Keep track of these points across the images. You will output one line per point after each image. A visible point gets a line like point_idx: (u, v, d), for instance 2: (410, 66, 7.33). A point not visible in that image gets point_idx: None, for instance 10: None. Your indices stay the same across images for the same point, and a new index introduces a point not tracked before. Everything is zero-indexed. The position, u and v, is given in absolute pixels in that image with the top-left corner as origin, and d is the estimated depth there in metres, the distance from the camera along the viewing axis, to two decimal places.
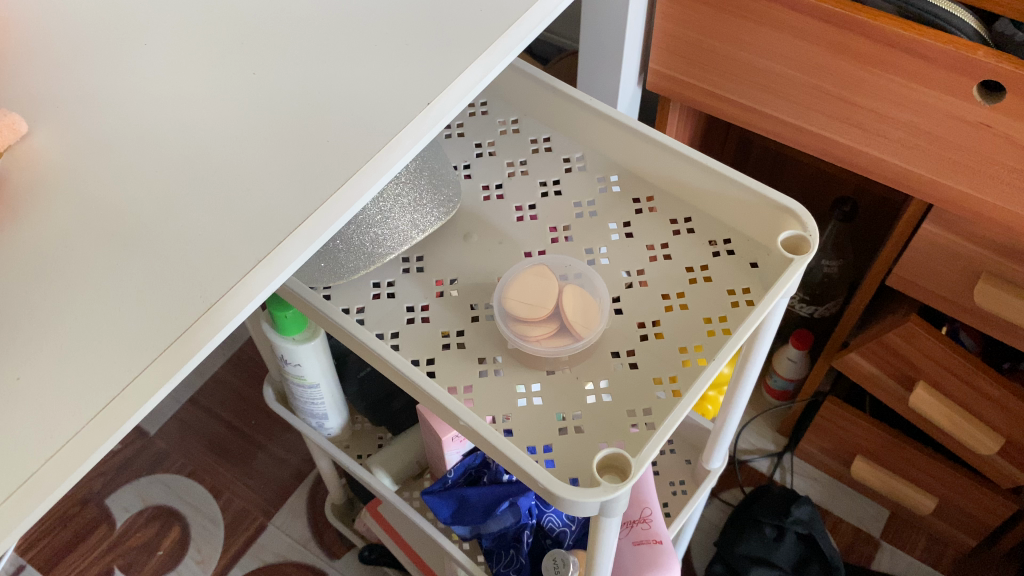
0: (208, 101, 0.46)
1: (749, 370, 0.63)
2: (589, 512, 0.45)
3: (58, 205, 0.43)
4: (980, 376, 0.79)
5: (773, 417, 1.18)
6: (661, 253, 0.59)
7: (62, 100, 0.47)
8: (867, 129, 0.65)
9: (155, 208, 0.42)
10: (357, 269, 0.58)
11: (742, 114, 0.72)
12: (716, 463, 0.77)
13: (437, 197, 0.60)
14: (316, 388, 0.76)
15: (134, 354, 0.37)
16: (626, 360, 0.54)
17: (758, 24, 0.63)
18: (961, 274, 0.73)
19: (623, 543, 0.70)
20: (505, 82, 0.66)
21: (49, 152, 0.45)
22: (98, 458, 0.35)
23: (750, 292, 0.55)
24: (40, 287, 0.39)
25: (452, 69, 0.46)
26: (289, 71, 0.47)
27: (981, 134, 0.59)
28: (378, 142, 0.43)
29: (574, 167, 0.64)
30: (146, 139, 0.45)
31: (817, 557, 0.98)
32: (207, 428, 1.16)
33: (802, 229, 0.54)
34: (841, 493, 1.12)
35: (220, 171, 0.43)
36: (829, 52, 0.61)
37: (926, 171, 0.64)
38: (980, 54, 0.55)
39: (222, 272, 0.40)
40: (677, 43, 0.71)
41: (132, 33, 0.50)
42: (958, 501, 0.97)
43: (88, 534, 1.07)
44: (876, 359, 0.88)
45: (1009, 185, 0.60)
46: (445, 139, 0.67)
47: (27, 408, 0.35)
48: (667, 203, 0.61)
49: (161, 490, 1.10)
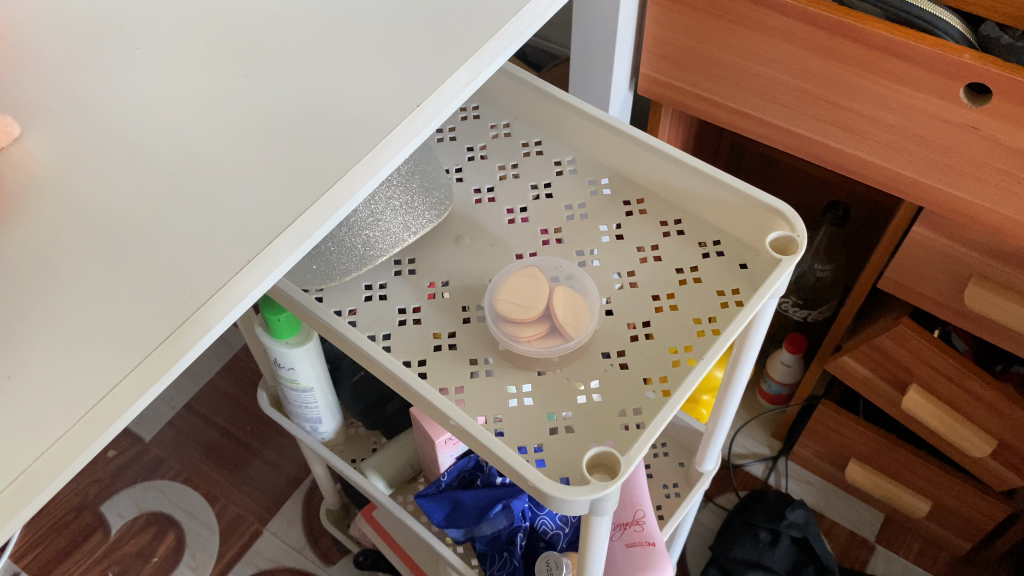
0: (199, 104, 0.47)
1: (740, 372, 0.63)
2: (579, 512, 0.45)
3: (49, 207, 0.43)
4: (971, 378, 0.79)
5: (768, 421, 1.18)
6: (651, 255, 0.59)
7: (54, 103, 0.47)
8: (855, 132, 0.65)
9: (147, 210, 0.42)
10: (348, 271, 0.58)
11: (732, 117, 0.73)
12: (709, 465, 0.78)
13: (429, 200, 0.61)
14: (309, 393, 0.76)
15: (125, 353, 0.37)
16: (617, 360, 0.55)
17: (746, 29, 0.64)
18: (952, 276, 0.73)
19: (616, 545, 0.70)
20: (496, 86, 0.67)
21: (41, 154, 0.45)
22: (88, 456, 0.35)
23: (739, 293, 0.56)
24: (28, 287, 0.39)
25: (441, 72, 0.47)
26: (279, 74, 0.47)
27: (968, 136, 0.59)
28: (367, 144, 0.44)
29: (566, 170, 0.64)
30: (137, 141, 0.45)
31: (812, 561, 0.99)
32: (202, 434, 1.16)
33: (791, 230, 0.54)
34: (835, 497, 1.12)
35: (211, 173, 0.44)
36: (817, 56, 0.62)
37: (915, 174, 0.65)
38: (966, 56, 0.55)
39: (212, 272, 0.40)
40: (666, 48, 0.71)
41: (125, 37, 0.51)
42: (952, 504, 0.97)
43: (82, 541, 1.06)
44: (868, 362, 0.88)
45: (998, 186, 0.61)
46: (437, 143, 0.67)
47: (19, 406, 0.36)
48: (657, 206, 0.61)
49: (156, 497, 1.10)
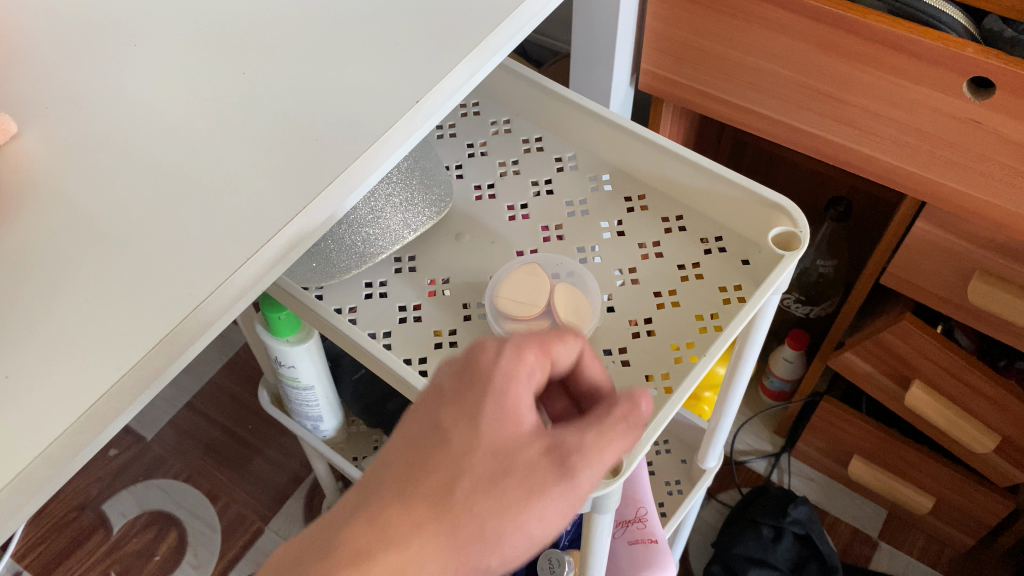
0: (196, 101, 0.46)
1: (742, 368, 0.63)
2: (582, 509, 0.45)
3: (46, 205, 0.42)
4: (974, 374, 0.79)
5: (770, 417, 1.18)
6: (653, 252, 0.59)
7: (51, 100, 0.47)
8: (858, 127, 0.65)
9: (145, 208, 0.42)
10: (349, 268, 0.58)
11: (734, 113, 0.72)
12: (712, 462, 0.77)
13: (429, 197, 0.60)
14: (311, 390, 0.76)
15: (123, 351, 0.37)
16: (619, 358, 0.54)
17: (748, 23, 0.64)
18: (955, 272, 0.73)
19: (618, 543, 0.70)
20: (496, 82, 0.66)
21: (38, 152, 0.45)
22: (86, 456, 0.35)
23: (742, 289, 0.55)
24: (25, 285, 0.39)
25: (440, 68, 0.46)
26: (277, 71, 0.47)
27: (972, 130, 0.59)
28: (366, 139, 0.44)
29: (566, 167, 0.64)
30: (134, 138, 0.45)
31: (816, 558, 0.98)
32: (204, 433, 1.16)
33: (794, 226, 0.54)
34: (838, 493, 1.12)
35: (209, 170, 0.43)
36: (819, 50, 0.61)
37: (917, 169, 0.64)
38: (969, 50, 0.55)
39: (210, 270, 0.39)
40: (667, 43, 0.71)
41: (122, 35, 0.50)
42: (955, 500, 0.97)
43: (85, 540, 1.06)
44: (870, 358, 0.88)
45: (1001, 181, 0.60)
46: (437, 139, 0.68)
47: (16, 405, 0.35)
48: (658, 202, 0.61)
49: (158, 495, 1.10)
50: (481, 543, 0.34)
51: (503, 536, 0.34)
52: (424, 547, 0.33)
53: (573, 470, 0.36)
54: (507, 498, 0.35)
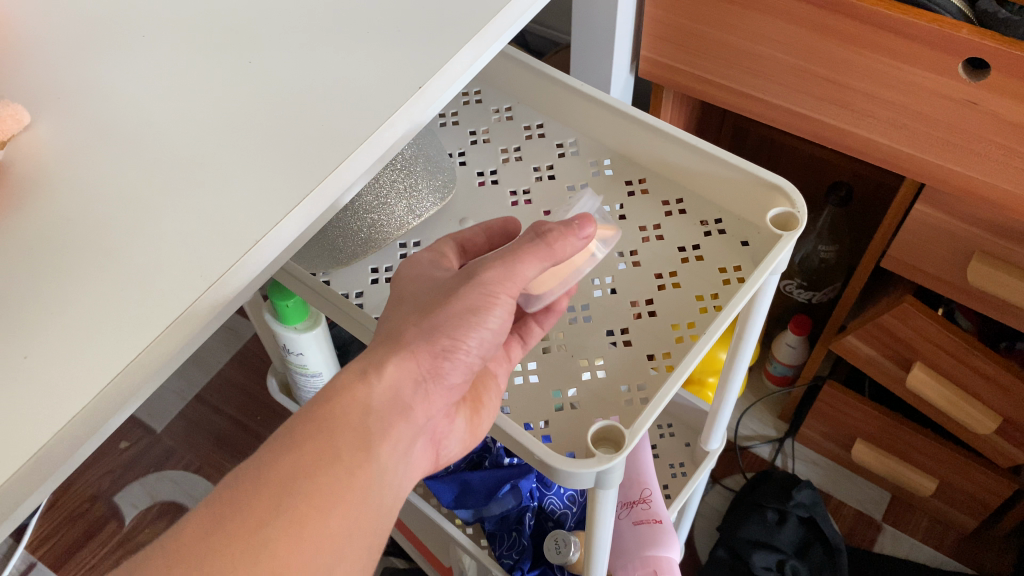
0: (202, 91, 0.47)
1: (743, 349, 0.64)
2: (585, 485, 0.46)
3: (57, 192, 0.44)
4: (974, 355, 0.79)
5: (774, 402, 1.19)
6: (654, 234, 0.60)
7: (62, 92, 0.48)
8: (857, 110, 0.66)
9: (155, 193, 0.43)
10: (355, 254, 0.60)
11: (733, 98, 0.73)
12: (715, 444, 0.78)
13: (433, 184, 0.62)
14: (317, 376, 0.78)
15: (135, 332, 0.38)
16: (621, 338, 0.55)
17: (746, 9, 0.64)
18: (954, 254, 0.74)
19: (624, 523, 0.71)
20: (496, 70, 0.67)
21: (50, 142, 0.46)
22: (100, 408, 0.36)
23: (741, 270, 0.56)
24: (40, 270, 0.40)
25: (442, 55, 0.47)
26: (282, 60, 0.48)
27: (968, 111, 0.59)
28: (371, 125, 0.45)
29: (567, 152, 0.65)
30: (144, 128, 0.46)
31: (820, 540, 1.00)
32: (213, 424, 1.17)
33: (792, 207, 0.55)
34: (841, 476, 1.13)
35: (217, 157, 0.44)
36: (817, 34, 0.62)
37: (915, 151, 0.65)
38: (964, 32, 0.55)
39: (221, 252, 0.41)
40: (665, 29, 0.72)
41: (129, 28, 0.51)
42: (958, 482, 0.97)
43: (97, 531, 1.08)
44: (872, 341, 0.89)
45: (999, 162, 0.61)
46: (440, 127, 0.68)
47: (35, 384, 0.36)
48: (659, 185, 0.62)
49: (169, 486, 1.12)
50: (452, 351, 0.42)
51: (460, 319, 0.42)
52: (424, 357, 0.42)
53: (486, 281, 0.43)
54: (460, 304, 0.43)
